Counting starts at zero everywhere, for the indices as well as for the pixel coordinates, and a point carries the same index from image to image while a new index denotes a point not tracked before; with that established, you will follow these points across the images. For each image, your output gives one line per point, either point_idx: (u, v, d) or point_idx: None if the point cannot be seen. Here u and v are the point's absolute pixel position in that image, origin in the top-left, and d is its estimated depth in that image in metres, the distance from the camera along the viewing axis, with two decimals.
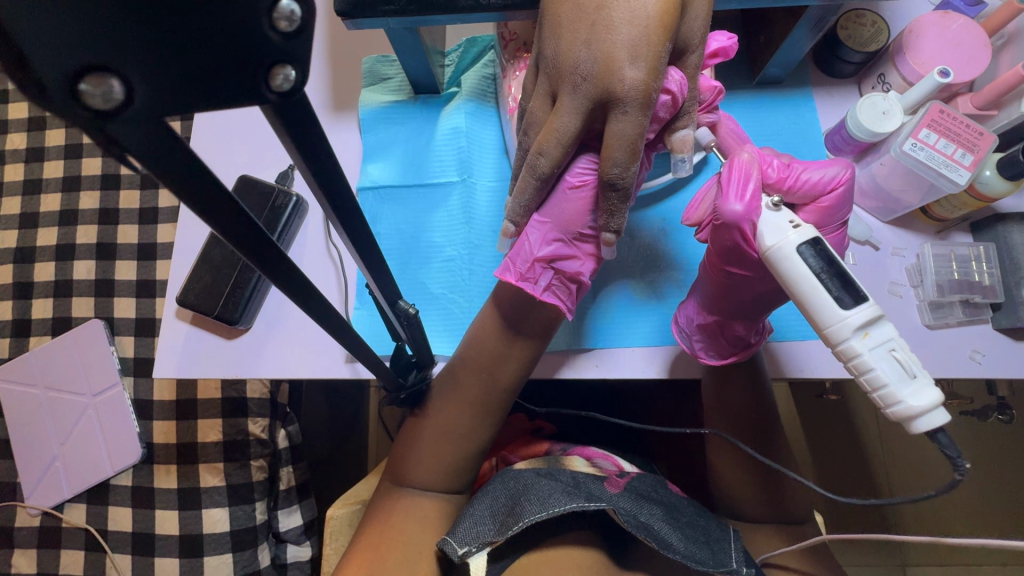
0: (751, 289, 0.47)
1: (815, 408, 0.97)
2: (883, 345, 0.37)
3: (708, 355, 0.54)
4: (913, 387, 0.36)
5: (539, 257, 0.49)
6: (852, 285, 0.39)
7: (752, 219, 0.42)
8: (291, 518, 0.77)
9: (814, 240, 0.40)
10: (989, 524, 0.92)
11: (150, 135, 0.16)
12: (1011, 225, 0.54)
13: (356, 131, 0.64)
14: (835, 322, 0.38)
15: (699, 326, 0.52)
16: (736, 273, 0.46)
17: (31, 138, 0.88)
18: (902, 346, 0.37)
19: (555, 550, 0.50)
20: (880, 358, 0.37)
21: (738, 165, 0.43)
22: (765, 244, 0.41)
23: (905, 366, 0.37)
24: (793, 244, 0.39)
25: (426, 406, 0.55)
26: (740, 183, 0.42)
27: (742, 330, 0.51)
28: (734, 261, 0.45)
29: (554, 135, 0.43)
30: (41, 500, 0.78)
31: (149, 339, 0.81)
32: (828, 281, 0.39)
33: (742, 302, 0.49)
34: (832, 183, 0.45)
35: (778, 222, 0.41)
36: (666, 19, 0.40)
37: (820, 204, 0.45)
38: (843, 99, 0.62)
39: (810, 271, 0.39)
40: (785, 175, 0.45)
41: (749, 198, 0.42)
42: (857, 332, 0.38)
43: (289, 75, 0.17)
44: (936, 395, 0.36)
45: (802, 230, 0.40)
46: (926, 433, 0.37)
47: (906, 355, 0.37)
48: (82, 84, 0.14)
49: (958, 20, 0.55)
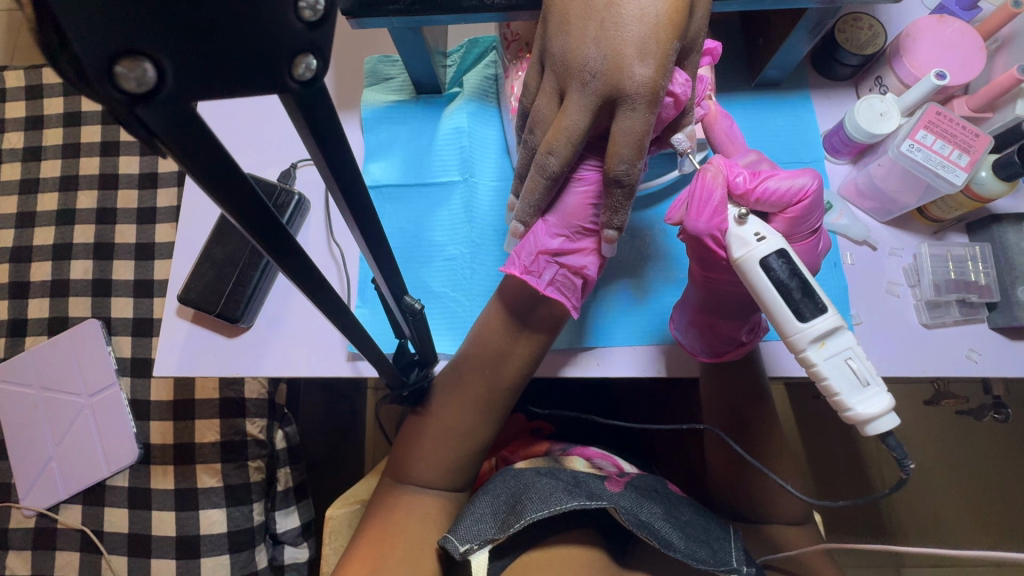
0: (730, 293, 0.48)
1: (812, 409, 0.97)
2: (839, 355, 0.38)
3: (702, 353, 0.54)
4: (863, 395, 0.38)
5: (544, 250, 0.50)
6: (813, 296, 0.39)
7: (717, 231, 0.42)
8: (289, 520, 0.76)
9: (780, 251, 0.40)
10: (982, 524, 0.93)
11: (176, 119, 0.16)
12: (1007, 225, 0.55)
13: (359, 131, 0.64)
14: (794, 333, 0.39)
15: (689, 325, 0.53)
16: (714, 278, 0.47)
17: (28, 137, 0.88)
18: (858, 355, 0.38)
19: (557, 548, 0.50)
20: (835, 368, 0.38)
21: (701, 181, 0.43)
22: (732, 255, 0.42)
23: (858, 375, 0.38)
24: (758, 256, 0.40)
25: (428, 404, 0.55)
26: (702, 201, 0.43)
27: (730, 331, 0.52)
28: (709, 266, 0.46)
29: (563, 133, 0.43)
30: (36, 502, 0.77)
31: (147, 339, 0.80)
32: (791, 293, 0.39)
33: (724, 305, 0.49)
34: (800, 193, 0.44)
35: (743, 235, 0.41)
36: (675, 17, 0.40)
37: (787, 214, 0.45)
38: (840, 101, 0.62)
39: (772, 284, 0.39)
40: (751, 186, 0.44)
41: (713, 215, 0.42)
42: (814, 343, 0.39)
43: (310, 64, 0.17)
44: (885, 403, 0.37)
45: (767, 242, 0.40)
46: (877, 435, 0.38)
47: (861, 363, 0.38)
48: (117, 67, 0.14)
49: (953, 24, 0.56)
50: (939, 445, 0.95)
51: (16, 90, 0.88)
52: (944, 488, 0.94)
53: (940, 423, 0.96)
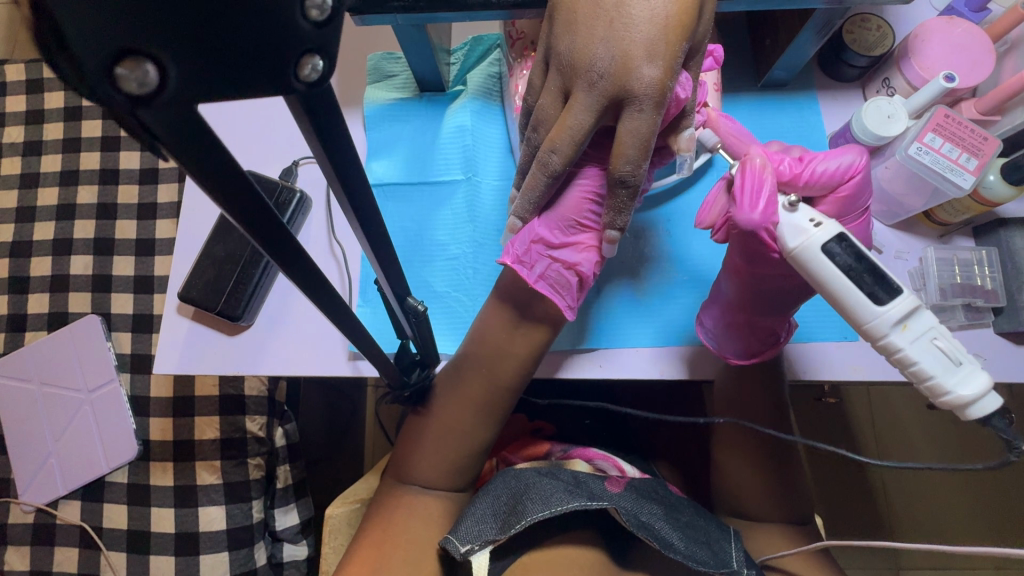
0: (780, 286, 0.46)
1: (815, 410, 0.97)
2: (925, 336, 0.36)
3: (734, 355, 0.53)
4: (961, 376, 0.36)
5: (541, 246, 0.50)
6: (884, 278, 0.37)
7: (771, 223, 0.40)
8: (288, 517, 0.77)
9: (840, 236, 0.38)
10: (982, 525, 0.93)
11: (178, 119, 0.15)
12: (1014, 230, 0.54)
13: (361, 128, 0.64)
14: (873, 318, 0.37)
15: (724, 326, 0.52)
16: (760, 273, 0.45)
17: (29, 131, 0.87)
18: (943, 333, 0.37)
19: (558, 550, 0.49)
20: (924, 350, 0.36)
21: (751, 171, 0.42)
22: (787, 246, 0.39)
23: (949, 355, 0.36)
24: (818, 243, 0.38)
25: (430, 404, 0.55)
26: (754, 191, 0.41)
27: (771, 325, 0.51)
28: (757, 262, 0.44)
29: (568, 132, 0.43)
30: (35, 497, 0.77)
31: (147, 335, 0.80)
32: (861, 277, 0.37)
33: (770, 302, 0.48)
34: (849, 170, 0.44)
35: (799, 222, 0.39)
36: (684, 19, 0.40)
37: (839, 194, 0.44)
38: (847, 103, 0.62)
39: (839, 270, 0.38)
40: (799, 170, 0.44)
41: (767, 205, 0.40)
42: (896, 326, 0.37)
43: (316, 65, 0.17)
44: (985, 382, 0.35)
45: (825, 228, 0.38)
46: (979, 416, 0.36)
47: (949, 342, 0.37)
48: (118, 67, 0.14)
49: (963, 26, 0.55)
50: (938, 445, 0.95)
51: (16, 84, 0.88)
52: (946, 490, 0.94)
53: (939, 423, 0.96)
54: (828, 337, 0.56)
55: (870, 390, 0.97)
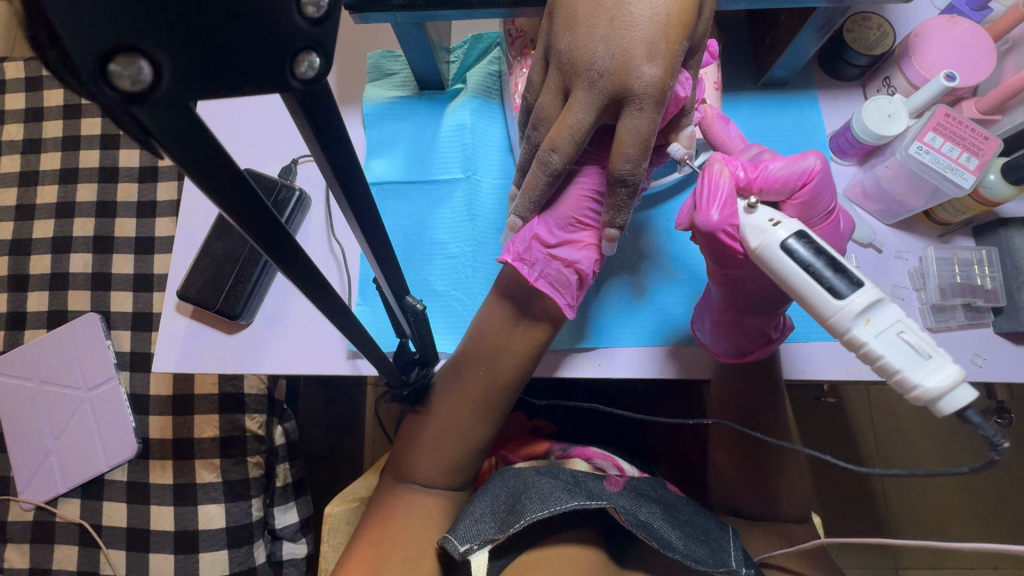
0: (753, 286, 0.47)
1: (815, 410, 0.97)
2: (889, 329, 0.36)
3: (725, 353, 0.54)
4: (927, 369, 0.34)
5: (541, 244, 0.50)
6: (846, 273, 0.37)
7: (729, 225, 0.42)
8: (286, 515, 0.77)
9: (799, 233, 0.38)
10: (981, 526, 0.92)
11: (173, 118, 0.15)
12: (1014, 229, 0.54)
13: (360, 126, 0.63)
14: (835, 312, 0.37)
15: (715, 326, 0.52)
16: (733, 274, 0.46)
17: (28, 129, 0.87)
18: (910, 326, 0.36)
19: (557, 548, 0.49)
20: (888, 343, 0.36)
21: (707, 177, 0.43)
22: (750, 246, 0.40)
23: (916, 347, 0.35)
24: (776, 241, 0.39)
25: (429, 402, 0.55)
26: (710, 196, 0.42)
27: (760, 325, 0.51)
28: (726, 262, 0.45)
29: (568, 131, 0.43)
30: (35, 495, 0.77)
31: (146, 333, 0.80)
32: (820, 272, 0.37)
33: (752, 302, 0.48)
34: (805, 176, 0.43)
35: (758, 223, 0.40)
36: (683, 18, 0.40)
37: (796, 199, 0.44)
38: (848, 102, 0.62)
39: (799, 265, 0.38)
40: (753, 175, 0.44)
41: (723, 208, 0.42)
42: (858, 320, 0.36)
43: (313, 63, 0.17)
44: (956, 373, 0.34)
45: (784, 226, 0.39)
46: (956, 412, 0.34)
47: (917, 336, 0.35)
48: (111, 64, 0.13)
49: (964, 25, 0.55)
50: (938, 445, 0.95)
51: (16, 81, 0.87)
52: (945, 490, 0.93)
53: (938, 424, 0.96)
54: (827, 336, 0.56)
55: (869, 391, 0.97)
